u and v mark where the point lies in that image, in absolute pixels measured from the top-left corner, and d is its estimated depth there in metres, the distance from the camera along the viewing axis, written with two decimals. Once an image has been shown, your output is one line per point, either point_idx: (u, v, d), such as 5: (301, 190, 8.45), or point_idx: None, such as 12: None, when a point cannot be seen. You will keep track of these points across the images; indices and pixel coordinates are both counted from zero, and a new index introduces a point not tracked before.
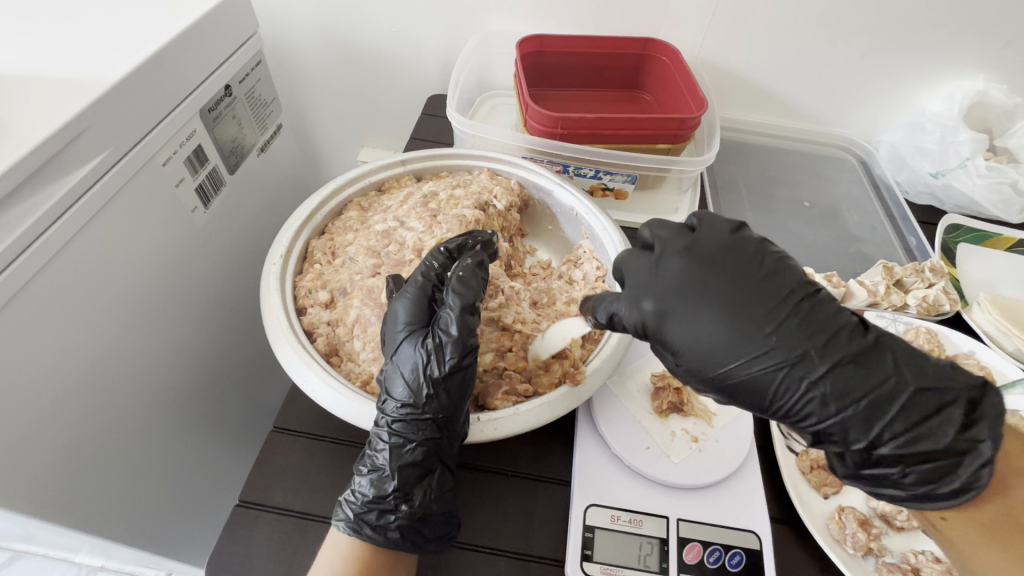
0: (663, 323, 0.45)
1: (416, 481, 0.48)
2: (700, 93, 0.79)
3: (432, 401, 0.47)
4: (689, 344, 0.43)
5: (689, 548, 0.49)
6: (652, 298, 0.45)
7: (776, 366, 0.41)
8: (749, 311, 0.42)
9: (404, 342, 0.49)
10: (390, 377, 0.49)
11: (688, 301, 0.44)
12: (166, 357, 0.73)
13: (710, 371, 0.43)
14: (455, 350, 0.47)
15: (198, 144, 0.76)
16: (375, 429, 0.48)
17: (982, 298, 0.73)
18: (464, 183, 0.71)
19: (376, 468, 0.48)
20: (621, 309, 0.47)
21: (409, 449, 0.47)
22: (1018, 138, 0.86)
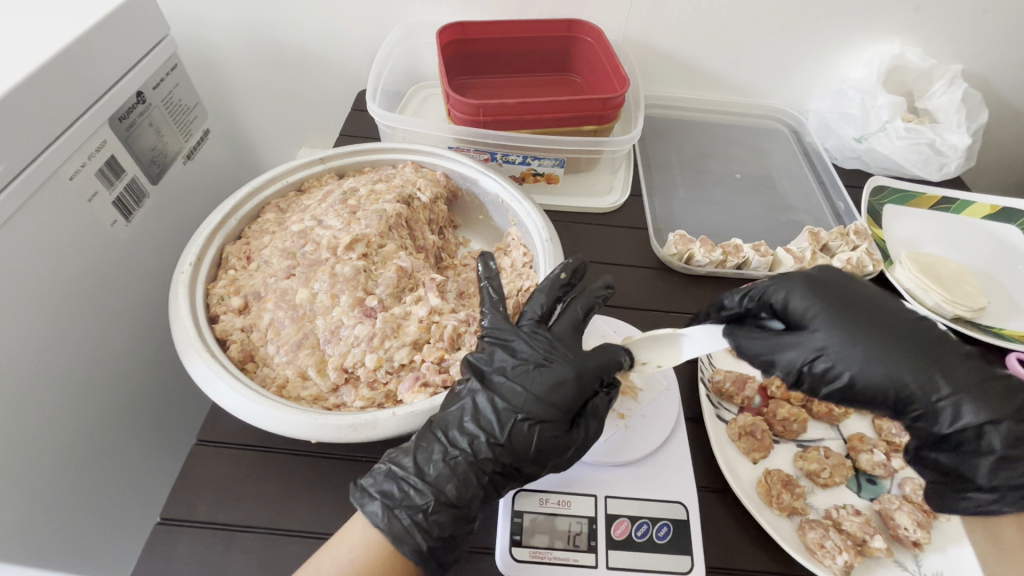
0: (821, 306, 0.48)
1: (472, 493, 0.45)
2: (622, 71, 0.79)
3: (514, 422, 0.45)
4: (823, 317, 0.47)
5: (617, 525, 0.50)
6: (806, 283, 0.49)
7: (918, 346, 0.45)
8: (877, 303, 0.48)
9: (509, 357, 0.48)
10: (500, 385, 0.47)
11: (853, 293, 0.49)
12: (85, 376, 0.70)
13: (852, 343, 0.45)
14: (584, 381, 0.47)
15: (111, 155, 0.73)
16: (436, 432, 0.46)
17: (903, 257, 0.76)
18: (387, 177, 0.69)
19: (433, 470, 0.45)
20: (779, 292, 0.50)
21: (479, 459, 0.45)
22: (936, 99, 0.88)
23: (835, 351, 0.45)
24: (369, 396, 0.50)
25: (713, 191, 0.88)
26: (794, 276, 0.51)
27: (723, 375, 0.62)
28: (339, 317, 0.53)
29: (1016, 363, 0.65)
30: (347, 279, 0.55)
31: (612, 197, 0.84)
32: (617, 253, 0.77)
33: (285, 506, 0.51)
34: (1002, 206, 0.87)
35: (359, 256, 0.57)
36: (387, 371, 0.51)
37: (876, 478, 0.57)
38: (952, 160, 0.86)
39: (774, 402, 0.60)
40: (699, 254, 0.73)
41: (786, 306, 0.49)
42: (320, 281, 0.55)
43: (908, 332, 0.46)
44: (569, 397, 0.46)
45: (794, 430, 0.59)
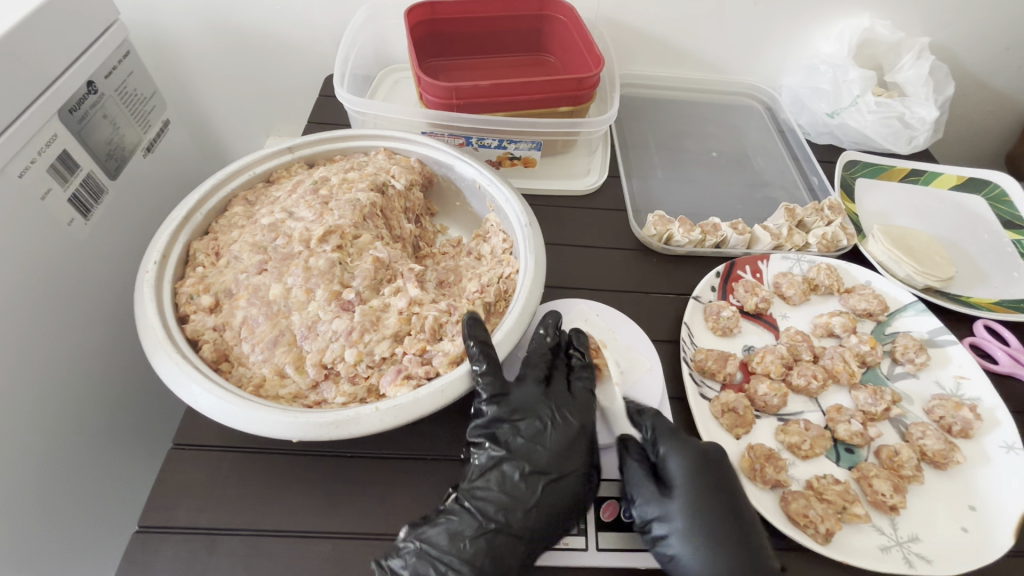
0: (687, 488, 0.48)
1: (510, 568, 0.44)
2: (596, 50, 0.77)
3: (536, 479, 0.47)
4: (683, 478, 0.49)
5: (606, 507, 0.51)
6: (686, 452, 0.50)
7: (736, 543, 0.46)
8: (729, 494, 0.48)
9: (519, 415, 0.50)
10: (519, 445, 0.49)
11: (718, 482, 0.49)
12: (50, 383, 0.67)
13: (682, 523, 0.47)
14: (589, 429, 0.51)
15: (62, 149, 0.69)
16: (466, 504, 0.46)
17: (875, 230, 0.77)
18: (359, 164, 0.67)
19: (470, 546, 0.44)
20: (671, 457, 0.50)
21: (516, 529, 0.45)
22: (905, 72, 0.89)
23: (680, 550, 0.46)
24: (351, 391, 0.49)
25: (690, 170, 0.88)
26: (682, 445, 0.51)
27: (706, 353, 0.63)
28: (316, 312, 0.51)
29: (982, 330, 0.69)
30: (322, 272, 0.53)
31: (590, 179, 0.83)
32: (596, 236, 0.77)
33: (270, 506, 0.50)
34: (967, 177, 0.89)
35: (334, 248, 0.55)
36: (369, 365, 0.49)
37: (853, 447, 0.58)
38: (920, 133, 0.87)
39: (755, 379, 0.61)
40: (679, 234, 0.73)
41: (662, 466, 0.50)
42: (294, 275, 0.53)
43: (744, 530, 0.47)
44: (583, 447, 0.50)
45: (775, 405, 0.60)
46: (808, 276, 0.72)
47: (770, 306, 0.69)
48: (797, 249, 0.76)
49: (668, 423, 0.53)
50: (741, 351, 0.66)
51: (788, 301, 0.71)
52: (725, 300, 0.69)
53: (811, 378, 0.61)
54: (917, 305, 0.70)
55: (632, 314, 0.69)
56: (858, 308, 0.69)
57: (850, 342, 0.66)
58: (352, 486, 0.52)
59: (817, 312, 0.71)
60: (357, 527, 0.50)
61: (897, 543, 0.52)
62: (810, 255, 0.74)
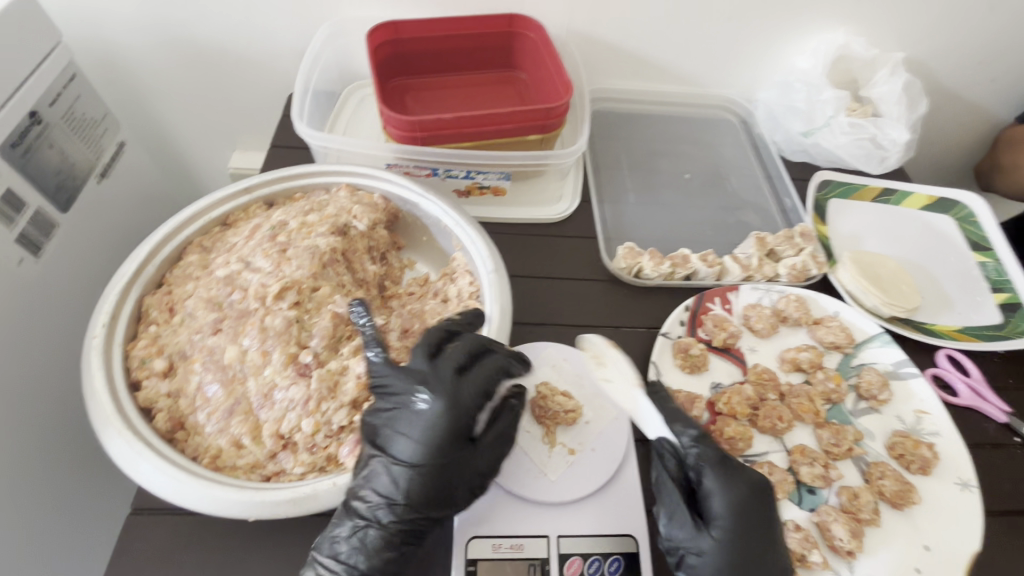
0: (729, 516, 0.50)
1: (388, 559, 0.45)
2: (566, 75, 0.75)
3: (401, 473, 0.46)
4: (722, 513, 0.51)
5: (569, 563, 0.50)
6: (732, 492, 0.51)
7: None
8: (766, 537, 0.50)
9: (394, 408, 0.48)
10: (392, 442, 0.47)
11: (761, 510, 0.51)
12: (7, 433, 0.65)
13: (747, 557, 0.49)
14: (460, 412, 0.47)
15: (6, 187, 0.66)
16: (342, 506, 0.46)
17: (845, 257, 0.77)
18: (320, 205, 0.65)
19: (345, 547, 0.45)
20: (713, 480, 0.52)
21: (386, 524, 0.45)
22: (879, 88, 0.87)
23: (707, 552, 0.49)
24: (309, 461, 0.48)
25: (664, 193, 0.87)
26: (733, 475, 0.52)
27: (673, 395, 0.63)
28: (272, 377, 0.50)
29: (943, 360, 0.70)
30: (278, 333, 0.52)
31: (562, 206, 0.82)
32: (567, 267, 0.76)
33: (231, 573, 0.50)
34: (937, 196, 0.89)
35: (291, 305, 0.54)
36: (327, 435, 0.49)
37: (815, 488, 0.59)
38: (891, 154, 0.87)
39: (721, 420, 0.62)
40: (648, 267, 0.73)
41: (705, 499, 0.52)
42: (249, 336, 0.51)
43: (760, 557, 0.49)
44: (446, 431, 0.47)
45: (740, 448, 0.60)
46: (776, 308, 0.72)
47: (738, 341, 0.69)
48: (767, 279, 0.76)
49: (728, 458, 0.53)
50: (708, 391, 0.65)
51: (757, 335, 0.71)
52: (695, 336, 0.69)
53: (776, 420, 0.62)
54: (883, 337, 0.70)
55: None
56: (825, 340, 0.70)
57: (816, 379, 0.67)
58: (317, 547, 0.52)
59: (785, 345, 0.71)
60: None
61: None
62: (780, 286, 0.74)
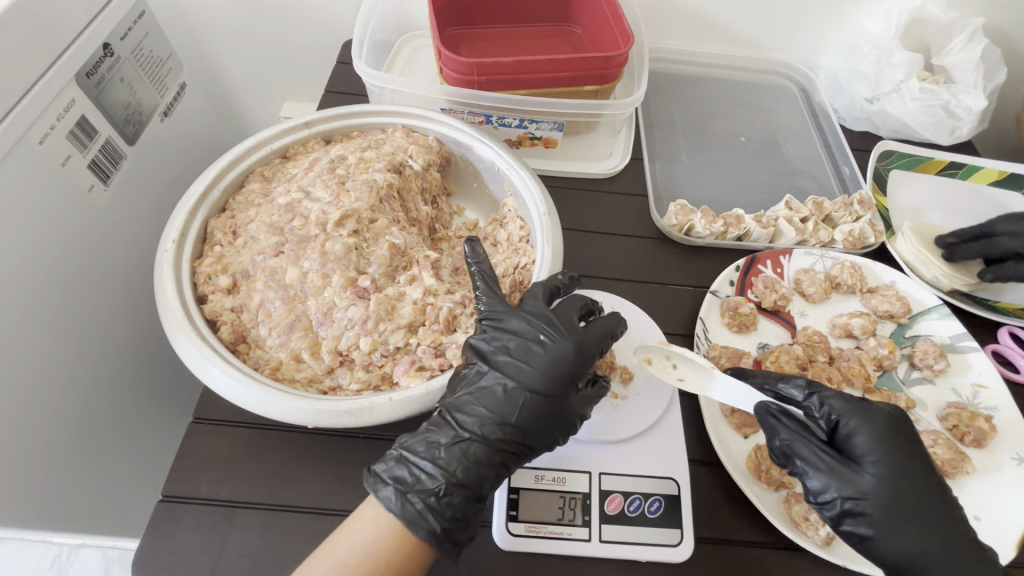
0: (882, 449, 0.48)
1: (484, 474, 0.46)
2: (626, 26, 0.73)
3: (513, 396, 0.47)
4: (863, 433, 0.49)
5: (610, 500, 0.52)
6: (873, 422, 0.49)
7: (931, 492, 0.47)
8: (915, 462, 0.48)
9: (509, 337, 0.50)
10: (506, 366, 0.49)
11: (904, 437, 0.49)
12: (73, 351, 0.69)
13: (902, 477, 0.47)
14: (582, 358, 0.49)
15: (81, 115, 0.68)
16: (448, 418, 0.47)
17: (906, 227, 0.74)
18: (376, 143, 0.66)
19: (445, 453, 0.46)
20: (849, 417, 0.49)
21: (490, 440, 0.46)
22: (954, 55, 0.82)
23: (871, 491, 0.46)
24: (365, 378, 0.51)
25: (717, 155, 0.85)
26: (866, 405, 0.50)
27: (719, 350, 0.63)
28: (332, 298, 0.52)
29: (1006, 336, 0.68)
30: (338, 258, 0.53)
31: (611, 162, 0.81)
32: (615, 222, 0.75)
33: (286, 480, 0.52)
34: (1010, 172, 0.84)
35: (350, 233, 0.55)
36: (383, 354, 0.51)
37: None
38: (964, 124, 0.83)
39: None
40: (700, 225, 0.71)
41: (848, 439, 0.49)
42: (310, 259, 0.53)
43: (922, 477, 0.47)
44: (569, 368, 0.48)
45: None
46: (830, 273, 0.70)
47: (788, 304, 0.68)
48: (822, 245, 0.74)
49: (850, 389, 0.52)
50: (754, 349, 0.65)
51: (808, 299, 0.69)
52: (744, 295, 0.68)
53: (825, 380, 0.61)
54: (941, 309, 0.68)
55: (647, 306, 0.68)
56: (880, 309, 0.68)
57: (868, 345, 0.65)
58: (365, 466, 0.54)
59: (836, 312, 0.69)
60: None
61: None
62: (835, 252, 0.72)
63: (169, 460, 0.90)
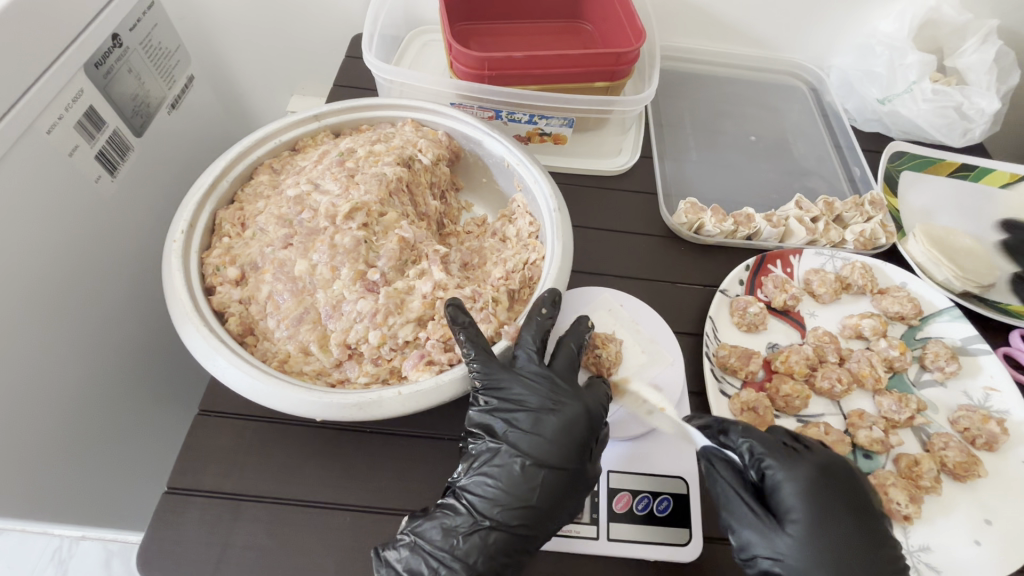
0: (807, 505, 0.47)
1: (501, 565, 0.46)
2: (638, 23, 0.72)
3: (529, 472, 0.48)
4: (790, 488, 0.48)
5: (618, 498, 0.51)
6: (800, 476, 0.48)
7: (862, 552, 0.45)
8: (846, 520, 0.46)
9: (516, 408, 0.50)
10: (515, 439, 0.49)
11: (838, 490, 0.47)
12: (75, 343, 0.68)
13: (827, 540, 0.45)
14: (591, 416, 0.50)
15: (89, 105, 0.68)
16: (462, 501, 0.47)
17: (916, 229, 0.74)
18: (386, 136, 0.65)
19: (463, 542, 0.45)
20: (775, 470, 0.49)
21: (510, 526, 0.46)
22: (967, 57, 0.82)
23: (789, 552, 0.46)
24: (373, 372, 0.51)
25: (727, 154, 0.85)
26: (796, 457, 0.49)
27: (729, 350, 0.62)
28: (340, 291, 0.52)
29: (1018, 339, 0.67)
30: (347, 250, 0.53)
31: (620, 159, 0.80)
32: (624, 220, 0.75)
33: (292, 474, 0.52)
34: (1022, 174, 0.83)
35: (360, 226, 0.55)
36: (392, 348, 0.51)
37: (873, 454, 0.58)
38: (976, 126, 0.82)
39: (778, 378, 0.61)
40: (710, 224, 0.71)
41: (775, 492, 0.49)
42: (319, 252, 0.53)
43: (845, 536, 0.46)
44: (581, 433, 0.49)
45: (796, 406, 0.59)
46: (840, 274, 0.69)
47: (797, 304, 0.68)
48: (833, 245, 0.73)
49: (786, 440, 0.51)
50: (764, 349, 0.65)
51: (818, 300, 0.69)
52: (753, 295, 0.67)
53: (835, 381, 0.60)
54: (953, 311, 0.67)
55: (656, 304, 0.67)
56: (890, 310, 0.67)
57: (878, 346, 0.64)
58: (370, 460, 0.53)
59: (847, 312, 0.69)
60: (375, 501, 0.51)
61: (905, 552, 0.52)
62: (845, 252, 0.71)
63: (171, 454, 0.89)
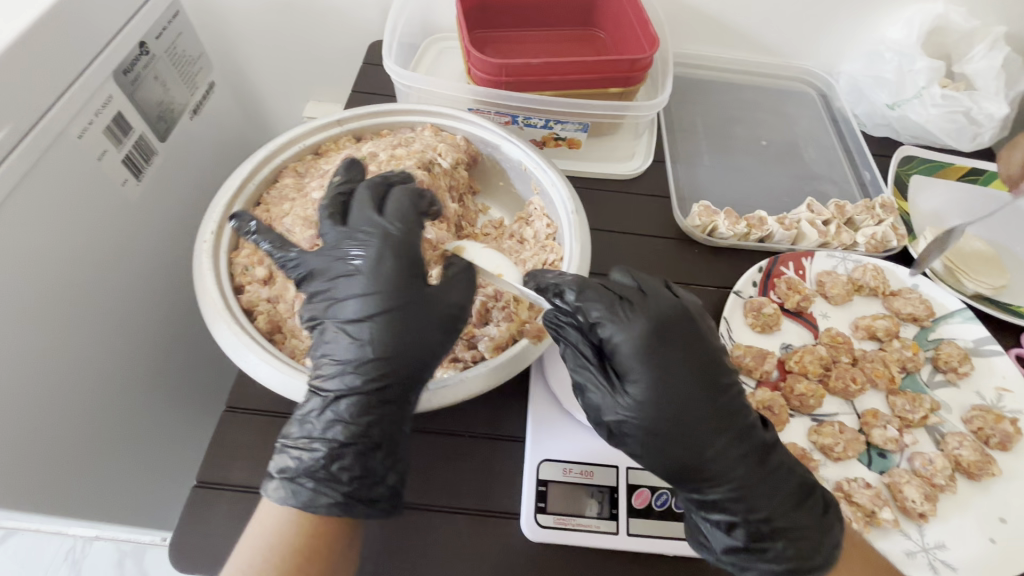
0: (643, 362, 0.44)
1: (376, 425, 0.45)
2: (651, 30, 0.74)
3: (372, 331, 0.45)
4: (635, 355, 0.45)
5: (638, 494, 0.52)
6: (636, 334, 0.45)
7: (698, 416, 0.44)
8: (695, 386, 0.45)
9: (336, 281, 0.46)
10: (347, 305, 0.45)
11: (687, 343, 0.46)
12: (100, 342, 0.70)
13: (674, 409, 0.44)
14: (397, 249, 0.46)
15: (118, 111, 0.70)
16: (316, 387, 0.45)
17: (927, 233, 0.75)
18: (406, 141, 0.67)
19: (319, 423, 0.44)
20: (609, 327, 0.45)
21: (363, 389, 0.44)
22: (975, 63, 0.82)
23: (640, 412, 0.44)
24: None
25: (738, 158, 0.86)
26: (631, 313, 0.46)
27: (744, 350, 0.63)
28: None
29: None
30: None
31: (633, 164, 0.82)
32: (637, 223, 0.76)
33: None
34: None
35: None
36: None
37: (887, 452, 0.59)
38: (985, 131, 0.83)
39: (792, 378, 0.62)
40: (723, 226, 0.72)
41: (610, 351, 0.45)
42: None
43: (756, 402, 0.47)
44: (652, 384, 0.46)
45: (811, 405, 0.60)
46: (852, 276, 0.70)
47: (810, 305, 0.68)
48: (845, 248, 0.74)
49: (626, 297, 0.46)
50: (778, 349, 0.66)
51: (830, 301, 0.70)
52: (767, 296, 0.68)
53: (849, 381, 0.62)
54: (964, 313, 0.68)
55: None
56: (902, 312, 0.68)
57: (891, 346, 0.65)
58: None
59: (859, 314, 0.70)
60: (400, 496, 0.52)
61: (922, 549, 0.53)
62: (856, 255, 0.73)
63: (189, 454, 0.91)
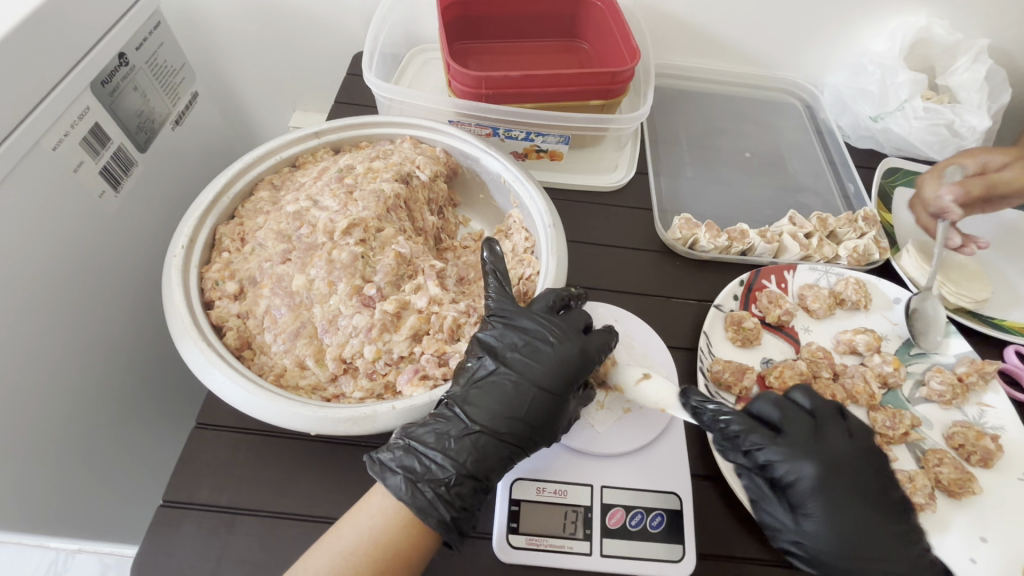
0: (820, 500, 0.47)
1: (493, 465, 0.47)
2: (632, 43, 0.74)
3: (530, 390, 0.49)
4: (799, 481, 0.48)
5: (612, 514, 0.51)
6: (801, 460, 0.48)
7: (877, 529, 0.47)
8: (856, 510, 0.47)
9: (519, 334, 0.51)
10: (513, 361, 0.50)
11: (853, 473, 0.48)
12: (73, 356, 0.69)
13: (836, 533, 0.46)
14: (588, 361, 0.51)
15: (94, 122, 0.69)
16: (455, 410, 0.48)
17: (910, 246, 0.75)
18: (384, 153, 0.66)
19: (454, 445, 0.46)
20: (785, 468, 0.48)
21: (498, 432, 0.48)
22: (959, 75, 0.82)
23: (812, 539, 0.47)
24: (368, 386, 0.52)
25: (722, 170, 0.86)
26: (806, 449, 0.48)
27: (723, 364, 0.62)
28: (337, 306, 0.53)
29: (1012, 356, 0.67)
30: (344, 266, 0.54)
31: (616, 175, 0.81)
32: (619, 235, 0.76)
33: (288, 488, 0.52)
34: None
35: (357, 242, 0.56)
36: (387, 363, 0.52)
37: None
38: (968, 143, 0.83)
39: None
40: (704, 239, 0.71)
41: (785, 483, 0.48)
42: (316, 267, 0.54)
43: (863, 529, 0.47)
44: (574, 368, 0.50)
45: None
46: (834, 289, 0.70)
47: (792, 319, 0.68)
48: (826, 261, 0.74)
49: (780, 426, 0.50)
50: (758, 364, 0.65)
51: (812, 315, 0.69)
52: (748, 310, 0.68)
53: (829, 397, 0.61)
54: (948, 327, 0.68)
55: (651, 319, 0.68)
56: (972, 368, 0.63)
57: (872, 361, 0.65)
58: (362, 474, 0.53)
59: (840, 327, 0.69)
60: None
61: None
62: (839, 268, 0.72)
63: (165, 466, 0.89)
